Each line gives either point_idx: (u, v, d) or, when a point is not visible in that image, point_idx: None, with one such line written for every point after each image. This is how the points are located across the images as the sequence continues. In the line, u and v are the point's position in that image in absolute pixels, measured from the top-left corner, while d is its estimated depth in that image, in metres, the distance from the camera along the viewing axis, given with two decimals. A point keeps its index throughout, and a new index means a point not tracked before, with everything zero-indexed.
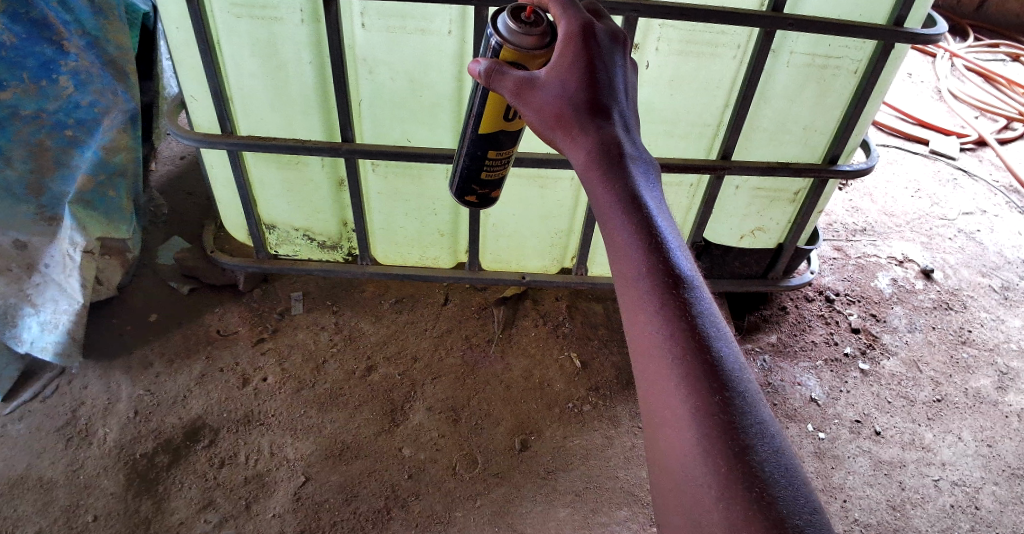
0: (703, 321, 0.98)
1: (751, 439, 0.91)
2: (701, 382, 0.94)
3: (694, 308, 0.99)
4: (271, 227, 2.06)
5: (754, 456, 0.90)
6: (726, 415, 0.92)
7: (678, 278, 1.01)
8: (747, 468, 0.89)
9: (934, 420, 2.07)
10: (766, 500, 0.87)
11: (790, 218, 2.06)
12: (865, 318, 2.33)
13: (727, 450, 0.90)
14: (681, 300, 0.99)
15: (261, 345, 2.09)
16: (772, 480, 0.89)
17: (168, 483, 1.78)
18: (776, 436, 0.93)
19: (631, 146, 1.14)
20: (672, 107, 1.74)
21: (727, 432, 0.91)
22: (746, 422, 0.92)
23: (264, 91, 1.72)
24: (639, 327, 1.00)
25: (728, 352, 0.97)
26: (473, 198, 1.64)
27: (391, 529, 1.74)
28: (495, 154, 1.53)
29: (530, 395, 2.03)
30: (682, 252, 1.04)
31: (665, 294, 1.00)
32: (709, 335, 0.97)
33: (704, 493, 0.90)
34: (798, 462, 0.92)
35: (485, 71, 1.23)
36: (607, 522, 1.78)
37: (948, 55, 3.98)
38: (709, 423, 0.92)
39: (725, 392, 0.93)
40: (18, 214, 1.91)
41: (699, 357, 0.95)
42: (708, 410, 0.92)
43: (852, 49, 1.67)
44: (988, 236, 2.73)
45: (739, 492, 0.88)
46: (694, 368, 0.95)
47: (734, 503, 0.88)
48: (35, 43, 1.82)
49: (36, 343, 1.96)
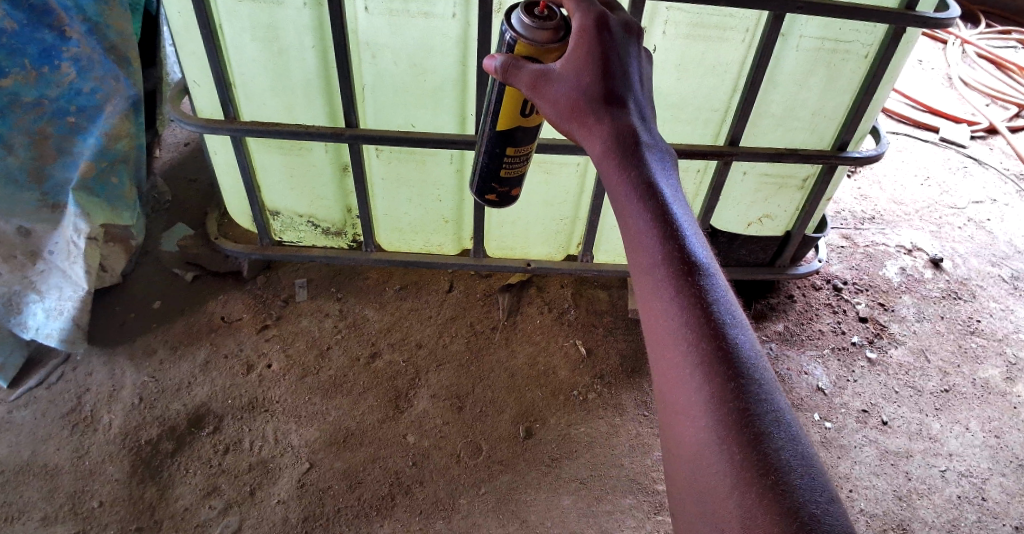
0: (718, 309, 0.96)
1: (765, 427, 0.89)
2: (716, 370, 0.92)
3: (710, 296, 0.97)
4: (275, 213, 2.05)
5: (768, 444, 0.88)
6: (741, 403, 0.90)
7: (694, 265, 0.99)
8: (762, 457, 0.88)
9: (942, 410, 2.05)
10: (781, 488, 0.86)
11: (797, 205, 2.04)
12: (873, 307, 2.31)
13: (741, 437, 0.89)
14: (696, 288, 0.97)
15: (265, 332, 2.09)
16: (787, 467, 0.87)
17: (173, 469, 1.78)
18: (792, 424, 0.91)
19: (645, 134, 1.13)
20: (679, 92, 1.72)
21: (742, 420, 0.90)
22: (760, 409, 0.90)
23: (266, 76, 1.71)
24: (653, 315, 0.99)
25: (744, 340, 0.95)
26: (494, 196, 1.61)
27: (394, 516, 1.73)
28: (514, 150, 1.51)
29: (535, 383, 2.02)
30: (697, 240, 1.02)
31: (681, 281, 0.98)
32: (725, 323, 0.95)
33: (718, 482, 0.88)
34: (814, 450, 0.90)
35: (501, 66, 1.23)
36: (612, 511, 1.77)
37: (959, 42, 3.93)
38: (723, 411, 0.90)
39: (740, 379, 0.92)
40: (19, 203, 1.90)
41: (714, 344, 0.93)
42: (723, 397, 0.91)
43: (864, 33, 1.64)
44: (998, 225, 2.70)
45: (753, 479, 0.87)
46: (709, 355, 0.93)
47: (749, 492, 0.86)
48: (36, 30, 1.79)
49: (41, 330, 1.96)
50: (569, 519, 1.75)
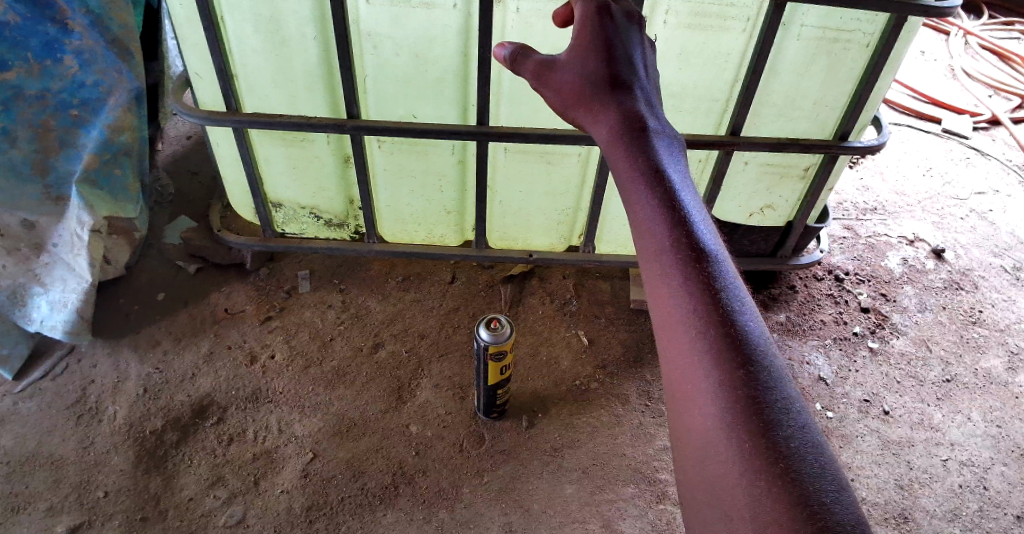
0: (728, 296, 0.95)
1: (775, 414, 0.87)
2: (725, 356, 0.91)
3: (718, 282, 0.96)
4: (277, 205, 2.06)
5: (777, 431, 0.86)
6: (750, 390, 0.89)
7: (703, 251, 0.98)
8: (772, 445, 0.86)
9: (944, 400, 2.05)
10: (791, 476, 0.84)
11: (799, 196, 2.04)
12: (875, 298, 2.31)
13: (750, 425, 0.87)
14: (706, 274, 0.96)
15: (268, 323, 2.10)
16: (798, 455, 0.85)
17: (177, 459, 1.79)
18: (801, 411, 0.89)
19: (653, 121, 1.14)
20: (679, 82, 1.72)
21: (751, 407, 0.88)
22: (770, 396, 0.89)
23: (267, 68, 1.71)
24: (662, 302, 0.98)
25: (753, 327, 0.93)
26: None
27: (398, 505, 1.74)
28: None
29: (537, 373, 2.04)
30: (706, 226, 1.01)
31: (690, 267, 0.97)
32: (733, 310, 0.94)
33: (727, 469, 0.87)
34: (824, 438, 0.88)
35: (510, 54, 1.28)
36: (614, 500, 1.78)
37: (962, 33, 3.93)
38: (732, 398, 0.88)
39: (749, 366, 0.90)
40: (24, 195, 1.92)
41: (723, 330, 0.92)
42: (732, 384, 0.89)
43: (864, 22, 1.63)
44: (1001, 215, 2.69)
45: (763, 468, 0.85)
46: (718, 342, 0.91)
47: (758, 480, 0.84)
48: (39, 23, 1.79)
49: (45, 322, 1.97)
50: (571, 508, 1.75)
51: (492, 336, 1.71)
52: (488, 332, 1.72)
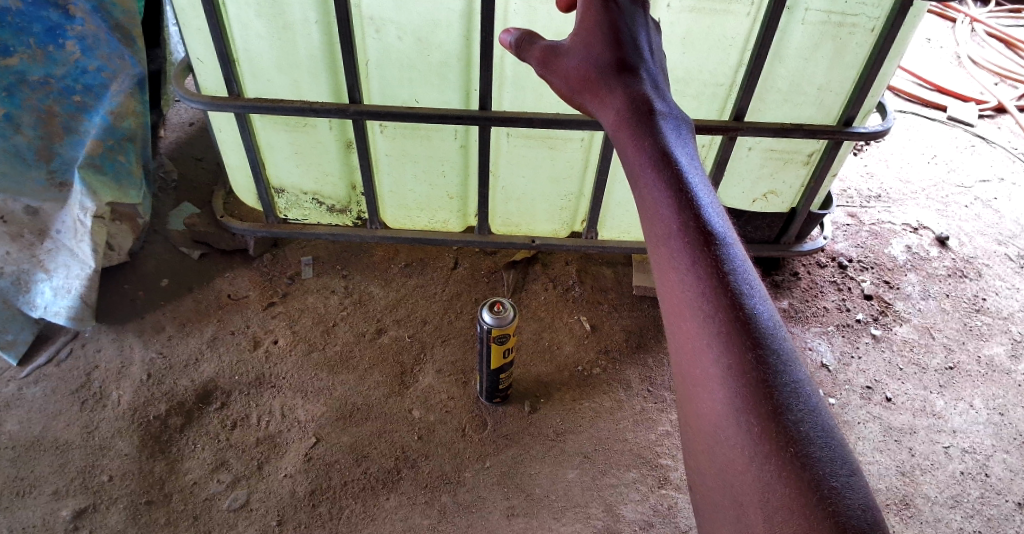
0: (736, 280, 0.94)
1: (786, 398, 0.87)
2: (735, 339, 0.90)
3: (727, 265, 0.95)
4: (280, 190, 2.06)
5: (787, 415, 0.86)
6: (760, 374, 0.88)
7: (711, 234, 0.97)
8: (783, 430, 0.85)
9: (946, 387, 2.05)
10: (802, 459, 0.84)
11: (803, 182, 2.03)
12: (878, 285, 2.31)
13: (762, 408, 0.87)
14: (714, 257, 0.96)
15: (272, 309, 2.11)
16: (809, 440, 0.85)
17: (181, 443, 1.80)
18: (812, 395, 0.89)
19: (660, 103, 1.14)
20: (683, 66, 1.72)
21: (761, 391, 0.87)
22: (780, 380, 0.88)
23: (270, 53, 1.71)
24: (671, 285, 0.97)
25: (764, 311, 0.93)
26: None
27: (400, 489, 1.75)
28: None
29: (540, 357, 2.04)
30: (714, 209, 1.01)
31: (698, 250, 0.96)
32: (742, 293, 0.93)
33: (737, 453, 0.87)
34: (835, 422, 0.88)
35: (516, 41, 1.29)
36: (616, 484, 1.78)
37: (968, 21, 3.90)
38: (743, 381, 0.88)
39: (759, 349, 0.90)
40: (29, 181, 1.94)
41: (732, 314, 0.92)
42: (742, 367, 0.89)
43: (869, 6, 1.61)
44: (1006, 204, 2.68)
45: (775, 453, 0.85)
46: (728, 325, 0.91)
47: (768, 462, 0.84)
48: (40, 8, 1.75)
49: (49, 308, 1.98)
50: (572, 492, 1.76)
51: (497, 320, 1.71)
52: (492, 316, 1.72)
